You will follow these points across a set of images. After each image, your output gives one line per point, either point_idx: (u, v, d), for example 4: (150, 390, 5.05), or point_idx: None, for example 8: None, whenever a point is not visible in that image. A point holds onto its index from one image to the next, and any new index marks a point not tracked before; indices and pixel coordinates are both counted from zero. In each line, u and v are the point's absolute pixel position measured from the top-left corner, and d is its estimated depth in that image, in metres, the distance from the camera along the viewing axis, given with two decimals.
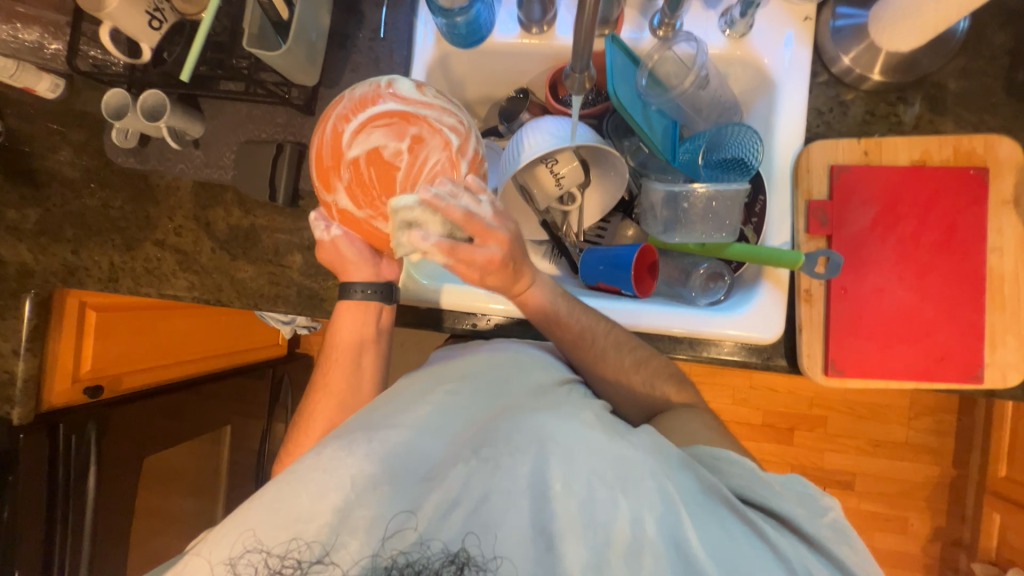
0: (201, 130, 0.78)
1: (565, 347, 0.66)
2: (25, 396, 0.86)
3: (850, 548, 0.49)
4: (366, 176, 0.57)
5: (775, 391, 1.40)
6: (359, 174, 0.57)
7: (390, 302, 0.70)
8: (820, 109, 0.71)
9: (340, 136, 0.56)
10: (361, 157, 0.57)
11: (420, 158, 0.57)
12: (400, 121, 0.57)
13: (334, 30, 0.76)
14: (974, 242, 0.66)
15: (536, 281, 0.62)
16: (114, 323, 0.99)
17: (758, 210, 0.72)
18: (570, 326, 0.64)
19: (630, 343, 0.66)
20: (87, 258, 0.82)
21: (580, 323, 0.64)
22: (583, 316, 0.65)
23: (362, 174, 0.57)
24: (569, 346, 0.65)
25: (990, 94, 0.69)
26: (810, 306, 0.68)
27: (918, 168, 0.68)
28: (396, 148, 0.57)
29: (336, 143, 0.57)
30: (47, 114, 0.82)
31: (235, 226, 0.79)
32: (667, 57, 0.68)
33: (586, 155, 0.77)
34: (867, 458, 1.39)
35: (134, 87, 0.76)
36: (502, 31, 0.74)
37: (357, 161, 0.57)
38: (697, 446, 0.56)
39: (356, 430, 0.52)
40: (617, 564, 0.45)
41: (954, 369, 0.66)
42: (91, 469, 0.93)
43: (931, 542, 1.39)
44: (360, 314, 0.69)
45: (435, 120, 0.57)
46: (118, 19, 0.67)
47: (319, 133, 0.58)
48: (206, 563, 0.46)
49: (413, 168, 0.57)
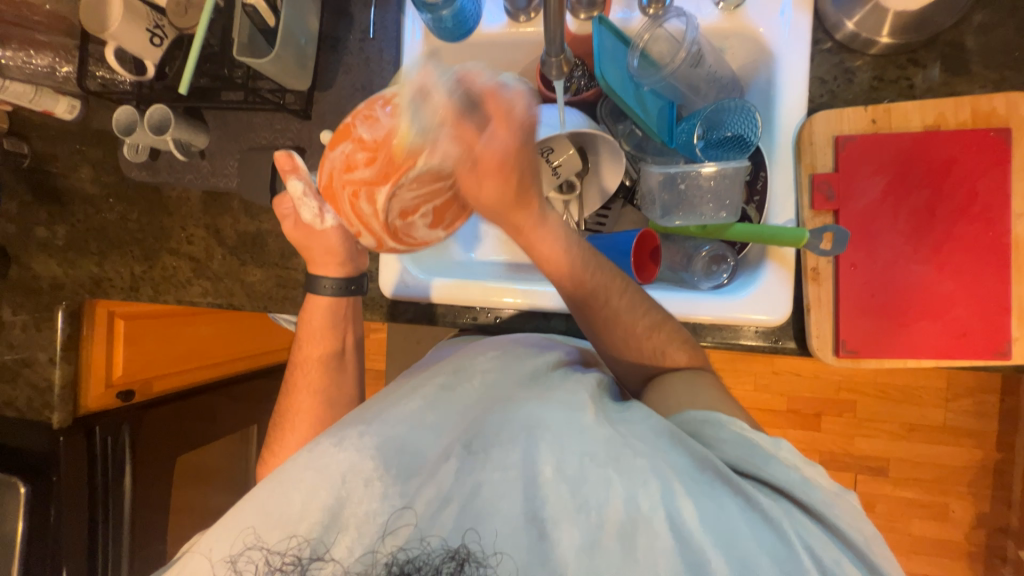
0: (206, 141, 0.81)
1: (575, 309, 0.62)
2: (63, 401, 0.90)
3: (840, 508, 0.47)
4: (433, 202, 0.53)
5: (799, 376, 1.35)
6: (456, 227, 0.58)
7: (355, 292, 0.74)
8: (823, 78, 0.68)
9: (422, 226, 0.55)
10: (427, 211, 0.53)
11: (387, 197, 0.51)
12: (367, 217, 0.54)
13: (325, 34, 0.78)
14: (998, 208, 0.62)
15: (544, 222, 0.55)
16: (142, 332, 1.05)
17: (760, 188, 0.69)
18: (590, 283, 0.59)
19: (646, 301, 0.63)
20: (110, 270, 0.86)
21: (594, 278, 0.59)
22: (597, 273, 0.60)
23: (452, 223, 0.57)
24: (582, 308, 0.61)
25: (1014, 49, 0.64)
26: (818, 284, 0.65)
27: (932, 134, 0.64)
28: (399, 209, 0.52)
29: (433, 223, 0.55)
30: (67, 134, 0.86)
31: (243, 232, 0.82)
32: (659, 35, 0.65)
33: (597, 143, 0.74)
34: (900, 442, 1.33)
35: (142, 103, 0.80)
36: (490, 22, 0.74)
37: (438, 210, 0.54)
38: (684, 412, 0.56)
39: (346, 427, 0.54)
40: (610, 546, 0.45)
41: (979, 346, 0.62)
42: (127, 469, 1.00)
43: (975, 529, 1.32)
44: (315, 315, 0.73)
45: (353, 206, 0.53)
46: (121, 38, 0.71)
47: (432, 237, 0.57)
48: (207, 562, 0.48)
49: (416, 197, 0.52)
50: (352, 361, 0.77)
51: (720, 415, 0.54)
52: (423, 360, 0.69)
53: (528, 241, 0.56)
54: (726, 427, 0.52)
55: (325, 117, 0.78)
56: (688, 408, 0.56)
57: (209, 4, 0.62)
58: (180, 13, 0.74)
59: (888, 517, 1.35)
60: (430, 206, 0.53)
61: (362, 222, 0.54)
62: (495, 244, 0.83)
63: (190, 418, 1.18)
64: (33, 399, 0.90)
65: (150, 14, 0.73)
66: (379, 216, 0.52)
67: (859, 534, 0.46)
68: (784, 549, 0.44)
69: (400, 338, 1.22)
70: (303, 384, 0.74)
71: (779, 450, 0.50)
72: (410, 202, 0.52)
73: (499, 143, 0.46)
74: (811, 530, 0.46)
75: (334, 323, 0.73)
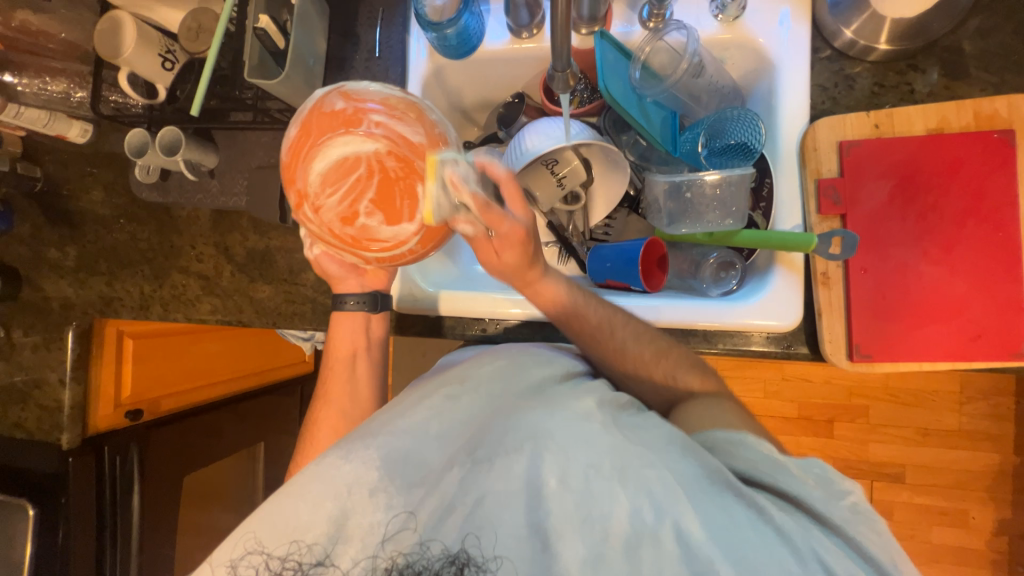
0: (215, 161, 0.82)
1: (581, 340, 0.65)
2: (71, 421, 0.90)
3: (868, 533, 0.46)
4: (351, 170, 0.47)
5: (809, 382, 1.34)
6: (434, 223, 0.48)
7: (377, 311, 0.73)
8: (823, 85, 0.69)
9: (370, 204, 0.47)
10: (366, 192, 0.47)
11: (334, 197, 0.47)
12: (343, 243, 0.48)
13: (332, 54, 0.80)
14: (1005, 209, 0.62)
15: (549, 276, 0.63)
16: (151, 350, 1.04)
17: (765, 194, 0.70)
18: (587, 317, 0.64)
19: (648, 332, 0.65)
20: (121, 289, 0.87)
21: (598, 314, 0.64)
22: (597, 309, 0.65)
23: (415, 203, 0.47)
24: (587, 341, 0.65)
25: (1010, 53, 0.65)
26: (829, 289, 0.65)
27: (934, 137, 0.64)
28: (341, 197, 0.47)
29: (381, 192, 0.47)
30: (79, 157, 0.88)
31: (252, 249, 0.83)
32: (659, 47, 0.67)
33: (601, 153, 0.76)
34: (915, 447, 1.31)
35: (154, 125, 0.81)
36: (492, 38, 0.75)
37: (361, 176, 0.47)
38: (709, 431, 0.56)
39: (353, 440, 0.52)
40: (613, 559, 0.44)
41: (993, 346, 0.62)
42: (135, 488, 0.99)
43: (997, 536, 1.29)
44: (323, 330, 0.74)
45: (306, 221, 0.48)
46: (134, 63, 0.74)
47: (398, 224, 0.48)
48: (209, 567, 0.47)
49: (350, 178, 0.47)
50: (364, 373, 0.76)
51: (746, 436, 0.53)
52: (435, 367, 0.68)
53: (530, 292, 0.64)
54: (755, 447, 0.51)
55: None
56: (714, 428, 0.56)
57: (221, 29, 0.64)
58: (192, 39, 0.75)
59: (906, 525, 1.32)
60: (364, 181, 0.47)
61: (338, 252, 0.50)
62: None
63: (199, 437, 1.18)
64: (41, 420, 0.91)
65: (162, 39, 0.76)
66: (328, 228, 0.48)
67: (879, 551, 0.45)
68: (799, 565, 0.43)
69: (406, 351, 1.22)
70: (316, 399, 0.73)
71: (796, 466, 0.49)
72: (343, 204, 0.47)
73: (521, 220, 0.54)
74: (831, 547, 0.44)
75: (349, 337, 0.74)
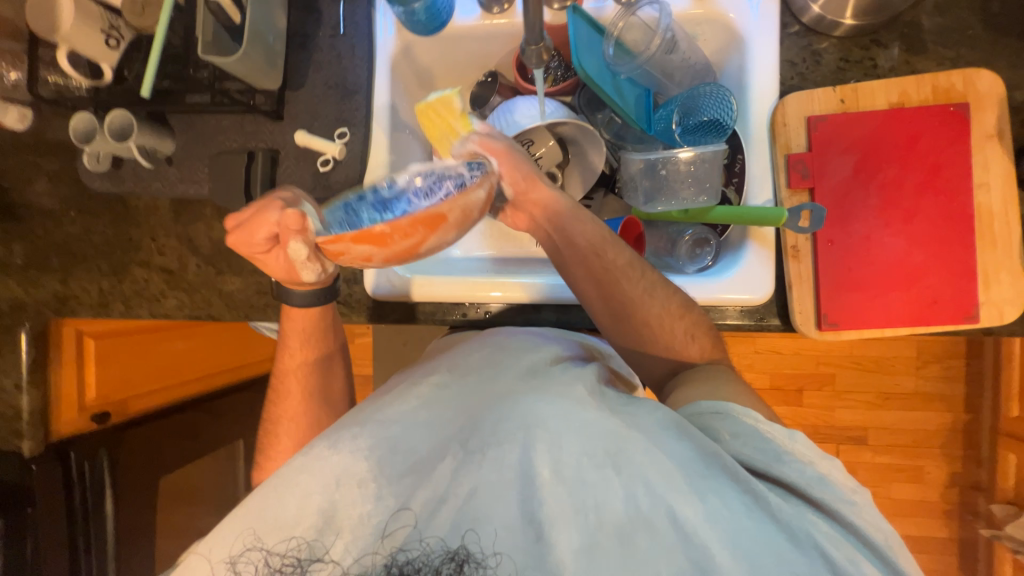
0: (172, 147, 0.78)
1: (602, 288, 0.62)
2: (32, 428, 0.86)
3: (856, 511, 0.45)
4: None
5: (780, 354, 1.39)
6: None
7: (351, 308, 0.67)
8: (792, 61, 0.70)
9: None
10: None
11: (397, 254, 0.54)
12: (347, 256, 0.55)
13: (293, 31, 0.76)
14: (960, 180, 0.65)
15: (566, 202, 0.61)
16: (115, 350, 0.99)
17: (737, 171, 0.71)
18: (613, 259, 0.61)
19: (672, 286, 0.63)
20: (77, 286, 0.82)
21: (622, 257, 0.61)
22: (620, 253, 0.61)
23: None
24: (608, 286, 0.61)
25: (967, 28, 0.67)
26: (798, 262, 0.67)
27: (896, 111, 0.66)
28: None
29: None
30: (19, 146, 0.81)
31: (218, 239, 0.79)
32: (632, 22, 0.66)
33: (577, 133, 0.74)
34: (877, 410, 1.39)
35: (100, 109, 0.76)
36: (463, 14, 0.73)
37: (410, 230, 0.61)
38: (696, 404, 0.54)
39: (341, 430, 0.52)
40: (610, 547, 0.43)
41: (950, 311, 0.65)
42: (107, 494, 0.97)
43: (948, 488, 1.39)
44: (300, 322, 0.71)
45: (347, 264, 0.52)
46: (74, 40, 0.68)
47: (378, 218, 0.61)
48: (207, 563, 0.46)
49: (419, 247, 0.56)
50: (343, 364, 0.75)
51: (732, 406, 0.52)
52: (422, 356, 0.69)
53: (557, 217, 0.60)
54: (741, 419, 0.51)
55: (298, 116, 0.76)
56: (700, 400, 0.54)
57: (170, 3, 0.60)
58: (139, 12, 0.71)
59: (869, 483, 1.41)
60: None
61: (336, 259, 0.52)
62: (480, 239, 0.83)
63: (173, 438, 1.14)
64: None
65: (104, 14, 0.70)
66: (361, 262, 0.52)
67: (878, 533, 0.45)
68: (795, 552, 0.42)
69: (385, 339, 1.20)
70: (290, 391, 0.71)
71: (790, 445, 0.48)
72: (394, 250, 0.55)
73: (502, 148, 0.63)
74: (824, 530, 0.44)
75: (317, 330, 0.70)
